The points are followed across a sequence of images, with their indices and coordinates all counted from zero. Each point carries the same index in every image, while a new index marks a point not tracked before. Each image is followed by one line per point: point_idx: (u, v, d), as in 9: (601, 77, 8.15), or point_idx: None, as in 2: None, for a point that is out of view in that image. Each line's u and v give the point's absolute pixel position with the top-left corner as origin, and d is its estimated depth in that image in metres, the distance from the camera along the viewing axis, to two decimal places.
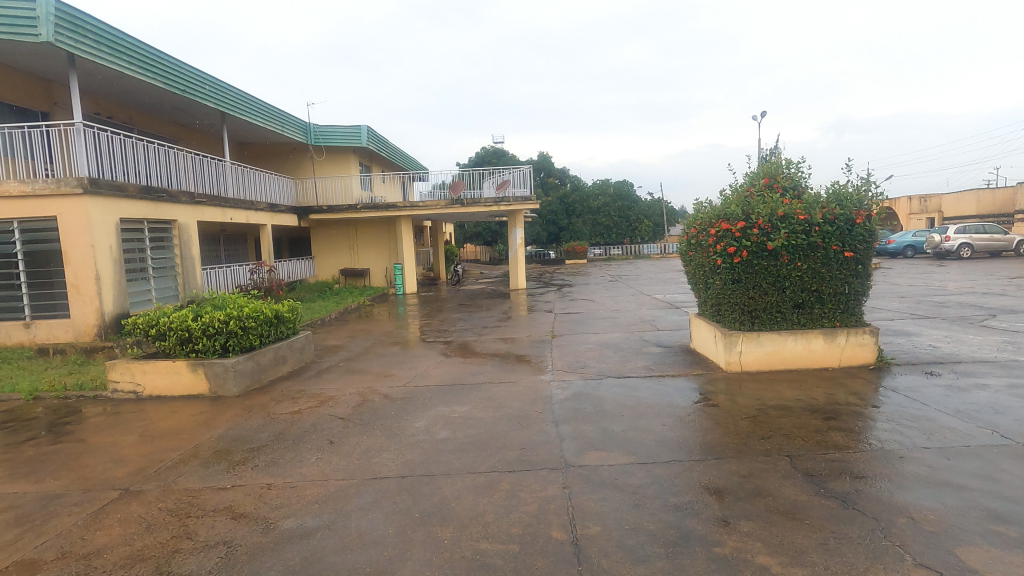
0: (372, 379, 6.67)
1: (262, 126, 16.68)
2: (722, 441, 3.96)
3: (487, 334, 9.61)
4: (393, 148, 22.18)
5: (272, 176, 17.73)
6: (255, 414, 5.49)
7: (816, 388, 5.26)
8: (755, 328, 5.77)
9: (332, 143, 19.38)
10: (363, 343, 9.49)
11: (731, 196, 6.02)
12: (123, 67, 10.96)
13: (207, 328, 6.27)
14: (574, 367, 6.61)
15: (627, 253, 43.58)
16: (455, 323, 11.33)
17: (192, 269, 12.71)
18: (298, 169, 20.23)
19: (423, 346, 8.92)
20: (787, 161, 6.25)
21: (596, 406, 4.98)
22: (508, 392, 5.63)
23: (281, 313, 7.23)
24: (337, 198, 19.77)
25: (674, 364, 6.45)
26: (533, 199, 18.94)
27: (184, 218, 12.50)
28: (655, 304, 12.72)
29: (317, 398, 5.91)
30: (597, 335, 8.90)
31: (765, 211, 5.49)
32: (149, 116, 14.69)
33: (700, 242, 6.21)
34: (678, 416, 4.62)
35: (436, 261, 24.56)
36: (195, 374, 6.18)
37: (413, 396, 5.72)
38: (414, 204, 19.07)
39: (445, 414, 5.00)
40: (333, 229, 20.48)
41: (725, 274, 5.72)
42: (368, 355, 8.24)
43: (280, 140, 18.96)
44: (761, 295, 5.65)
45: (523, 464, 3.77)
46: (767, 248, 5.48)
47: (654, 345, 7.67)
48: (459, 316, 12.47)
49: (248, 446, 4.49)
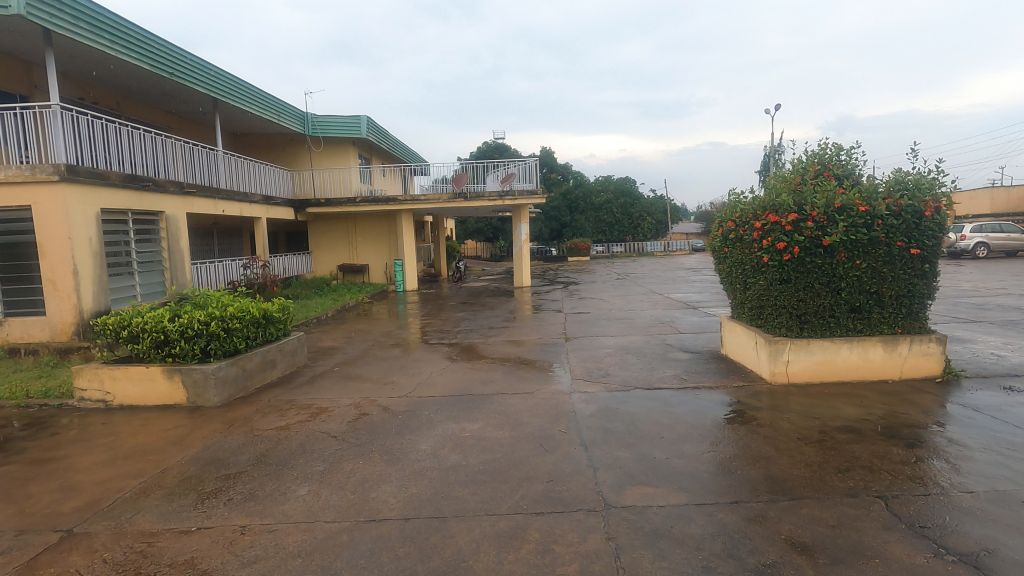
0: (371, 386, 6.00)
1: (257, 115, 15.95)
2: (792, 475, 3.29)
3: (495, 336, 8.90)
4: (393, 140, 21.50)
5: (267, 167, 17.02)
6: (237, 429, 4.82)
7: (881, 404, 4.58)
8: (804, 334, 5.11)
9: (330, 134, 18.68)
10: (360, 345, 8.77)
11: (776, 185, 5.33)
12: (105, 45, 10.25)
13: (186, 330, 5.58)
14: (596, 376, 5.93)
15: (630, 250, 42.97)
16: (458, 323, 10.63)
17: (181, 263, 12.02)
18: (295, 161, 19.49)
19: (426, 348, 8.24)
20: (837, 147, 5.58)
21: (629, 425, 4.30)
22: (524, 406, 4.94)
23: (270, 313, 6.53)
24: (336, 190, 19.24)
25: (709, 373, 5.76)
26: (539, 193, 18.16)
27: (172, 209, 11.77)
28: (671, 304, 12.01)
29: (308, 410, 5.24)
30: (614, 337, 8.21)
31: (820, 201, 4.81)
32: (136, 101, 13.95)
33: (739, 237, 5.53)
34: (728, 438, 3.95)
35: (437, 257, 23.87)
36: (171, 382, 5.51)
37: (416, 409, 5.04)
38: (415, 197, 18.35)
39: (455, 433, 4.32)
40: (331, 223, 19.77)
41: (772, 273, 5.04)
42: (367, 359, 7.56)
43: (276, 130, 18.25)
44: (813, 297, 4.98)
45: (552, 504, 3.10)
46: (822, 244, 4.81)
47: (680, 351, 6.97)
48: (464, 316, 11.75)
49: (222, 473, 3.81)
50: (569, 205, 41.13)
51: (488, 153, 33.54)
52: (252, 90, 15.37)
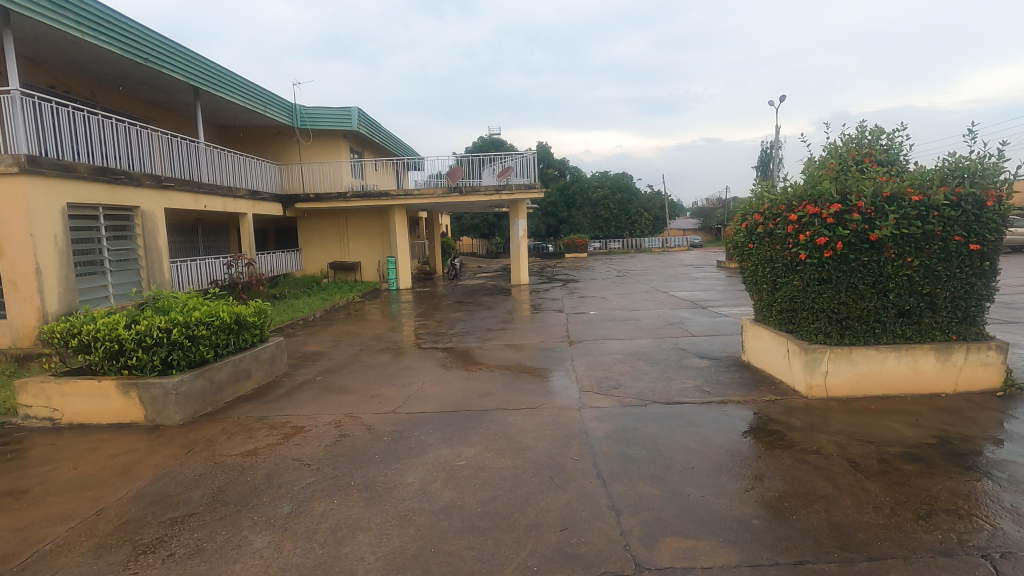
0: (356, 399, 5.37)
1: (242, 105, 15.22)
2: (864, 523, 2.66)
3: (493, 339, 8.25)
4: (386, 133, 20.79)
5: (253, 161, 16.31)
6: (197, 454, 4.17)
7: (941, 422, 3.96)
8: (845, 342, 4.51)
9: (320, 126, 17.98)
10: (347, 349, 8.10)
11: (813, 173, 4.71)
12: (68, 26, 9.58)
13: (143, 339, 4.93)
14: (607, 387, 5.30)
15: (627, 247, 42.44)
16: (453, 325, 9.97)
17: (159, 262, 11.32)
18: (283, 154, 18.75)
19: (418, 353, 7.61)
20: (879, 130, 4.97)
21: (653, 451, 3.69)
22: (529, 425, 4.30)
23: (244, 317, 5.88)
24: (326, 184, 18.53)
25: (734, 384, 5.13)
26: (537, 187, 17.53)
27: (148, 204, 11.07)
28: (678, 303, 11.39)
29: (282, 429, 4.61)
30: (621, 341, 7.60)
31: (867, 190, 4.19)
32: (113, 90, 13.24)
33: (770, 232, 4.92)
34: (775, 468, 3.33)
35: (432, 255, 23.24)
36: (127, 397, 4.86)
37: (405, 429, 4.40)
38: (409, 192, 17.66)
39: (449, 463, 3.68)
40: (321, 219, 19.07)
41: (810, 272, 4.43)
42: (353, 366, 6.93)
43: (263, 122, 17.54)
44: (857, 299, 4.37)
45: (570, 565, 2.48)
46: (869, 239, 4.20)
47: (697, 357, 6.35)
48: (460, 316, 11.09)
49: (169, 516, 3.17)
50: (567, 201, 40.43)
51: (483, 148, 32.80)
52: (236, 79, 14.64)
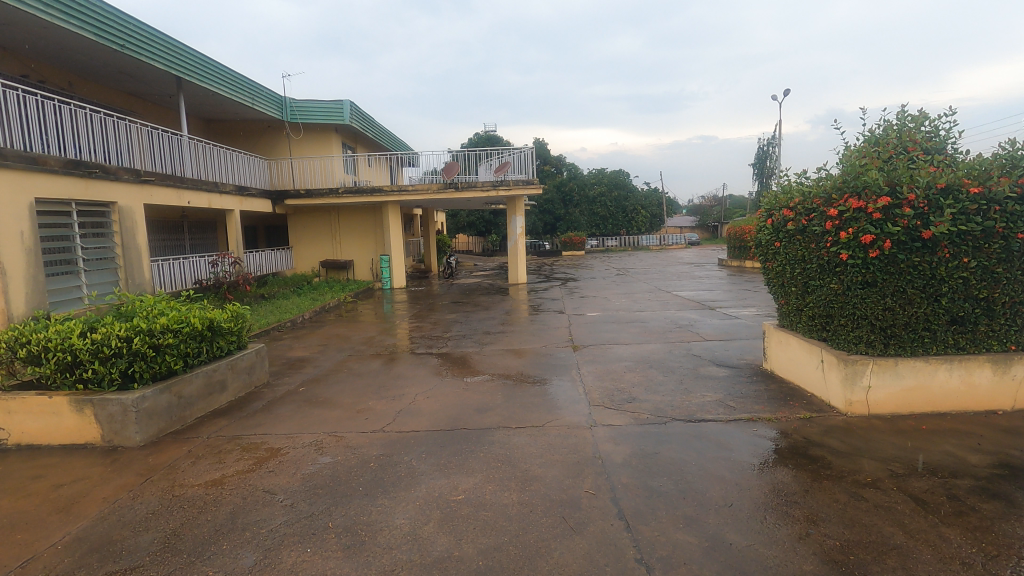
0: (342, 415, 4.85)
1: (228, 97, 14.62)
2: None
3: (492, 344, 7.72)
4: (379, 128, 20.22)
5: (241, 155, 15.70)
6: (155, 484, 3.63)
7: (1008, 446, 3.46)
8: (889, 353, 4.02)
9: (310, 120, 17.39)
10: (335, 355, 7.55)
11: (852, 162, 4.21)
12: (36, 8, 9.00)
13: (100, 350, 4.38)
14: (620, 401, 4.79)
15: (624, 245, 42.07)
16: (449, 328, 9.43)
17: (139, 261, 10.73)
18: (273, 150, 18.15)
19: (411, 359, 7.09)
20: (923, 116, 4.47)
21: (681, 483, 3.18)
22: (535, 449, 3.79)
23: (218, 323, 5.33)
24: (317, 180, 18.05)
25: (761, 398, 4.62)
26: (536, 183, 16.99)
27: (126, 200, 10.48)
28: (684, 304, 10.88)
29: (255, 451, 4.08)
30: (629, 346, 7.10)
31: (920, 181, 3.69)
32: (92, 80, 12.62)
33: (802, 229, 4.41)
34: (830, 508, 2.82)
35: (428, 253, 22.71)
36: (81, 415, 4.31)
37: (394, 453, 3.87)
38: (402, 188, 17.09)
39: (444, 498, 3.16)
40: (312, 216, 18.47)
41: (852, 274, 3.93)
42: (341, 374, 6.40)
43: (251, 116, 16.93)
44: (905, 305, 3.87)
45: None
46: (921, 237, 3.70)
47: (715, 366, 5.84)
48: (456, 318, 10.55)
49: (108, 571, 2.64)
50: (564, 198, 39.85)
51: (479, 143, 32.18)
52: (221, 69, 14.04)
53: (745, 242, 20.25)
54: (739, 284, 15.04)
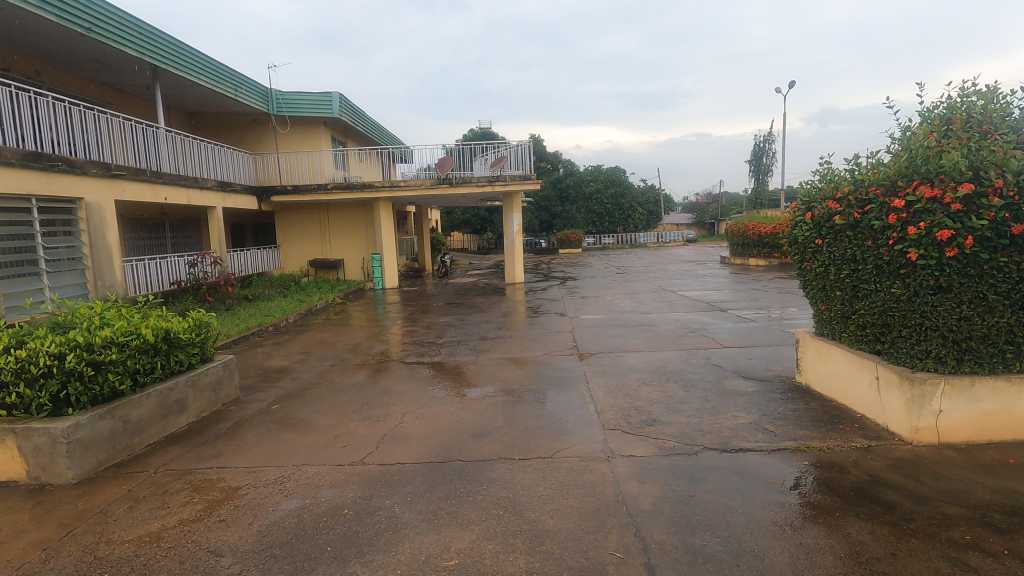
0: (317, 441, 4.18)
1: (209, 88, 13.84)
2: None
3: (489, 352, 7.05)
4: (370, 121, 19.49)
5: (223, 149, 14.94)
6: (76, 538, 2.95)
7: None
8: (962, 370, 3.38)
9: (298, 113, 16.64)
10: (317, 365, 6.87)
11: (920, 143, 3.55)
12: None
13: (29, 371, 3.71)
14: (639, 424, 4.13)
15: (621, 242, 41.50)
16: (443, 332, 8.75)
17: (109, 261, 9.98)
18: (258, 144, 17.36)
19: (400, 369, 6.42)
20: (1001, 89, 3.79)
21: (731, 545, 2.53)
22: (543, 491, 3.13)
23: (176, 334, 4.66)
24: (305, 176, 17.28)
25: (804, 420, 3.97)
26: (533, 178, 16.31)
27: (95, 195, 9.74)
28: (693, 306, 10.23)
29: (207, 492, 3.40)
30: (640, 354, 6.45)
31: (1012, 164, 3.04)
32: (60, 68, 11.81)
33: (856, 222, 3.77)
34: None
35: (421, 251, 22.01)
36: (3, 448, 3.63)
37: (374, 495, 3.20)
38: (394, 184, 16.37)
39: (432, 565, 2.50)
40: (300, 213, 17.73)
41: (921, 277, 3.29)
42: (322, 388, 5.73)
43: (235, 108, 16.18)
44: (986, 314, 3.22)
45: None
46: (1011, 233, 3.05)
47: (741, 379, 5.19)
48: (450, 321, 9.87)
49: None
50: (560, 194, 39.18)
51: (474, 138, 31.46)
52: (201, 57, 13.25)
53: (749, 240, 19.63)
54: (745, 283, 14.45)
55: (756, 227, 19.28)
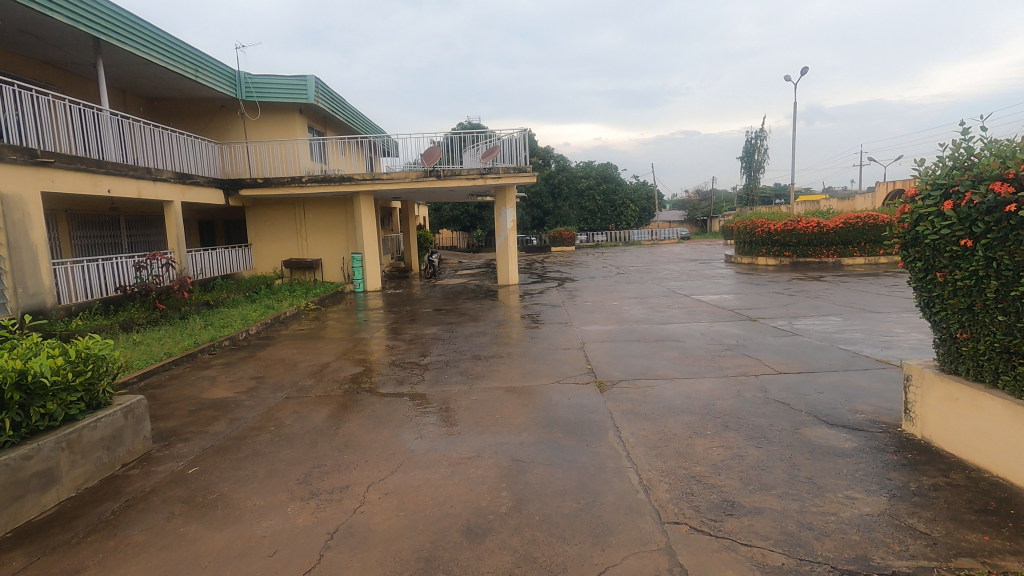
0: (233, 544, 2.79)
1: (164, 66, 12.22)
2: None
3: (485, 378, 5.67)
4: (350, 110, 18.00)
5: (183, 137, 13.41)
6: None
7: None
8: None
9: (269, 97, 15.11)
10: (268, 398, 5.47)
11: None
12: None
13: None
14: (712, 515, 2.80)
15: (614, 240, 40.40)
16: (428, 349, 7.34)
17: (33, 264, 8.45)
18: (226, 133, 15.83)
19: (371, 405, 5.04)
20: None
21: None
22: None
23: (39, 378, 3.25)
24: (278, 168, 15.83)
25: (965, 512, 2.65)
26: (529, 171, 14.92)
27: (13, 185, 8.20)
28: (716, 314, 8.93)
29: None
30: (675, 384, 5.12)
31: None
32: None
33: None
34: None
35: (407, 250, 20.58)
36: None
37: None
38: (376, 176, 14.94)
39: None
40: (274, 208, 16.21)
41: None
42: (265, 437, 4.33)
43: (198, 92, 14.61)
44: None
45: None
46: None
47: (824, 427, 3.89)
48: (437, 334, 8.45)
49: None
50: (552, 191, 38.03)
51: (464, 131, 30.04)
52: (153, 30, 11.63)
53: (757, 238, 18.45)
54: (761, 285, 13.24)
55: (765, 225, 18.13)
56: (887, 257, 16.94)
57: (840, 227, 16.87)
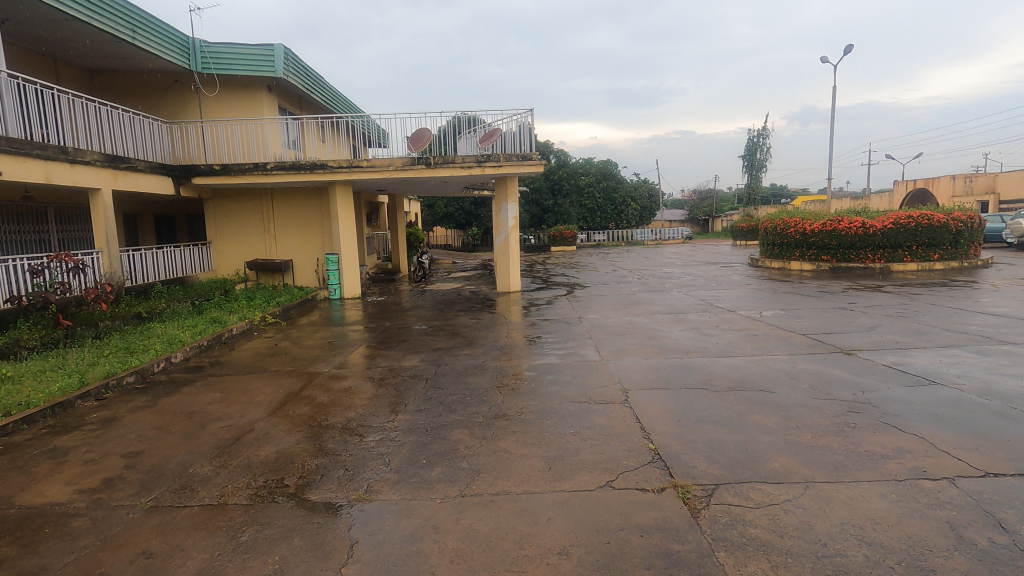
0: None
1: (91, 23, 9.84)
2: None
3: (488, 470, 3.47)
4: (328, 88, 15.63)
5: (119, 113, 11.11)
6: None
7: None
8: None
9: (230, 69, 12.80)
10: (121, 508, 3.23)
11: None
12: None
13: None
14: None
15: (615, 240, 38.33)
16: (403, 398, 5.11)
17: None
18: (180, 111, 13.54)
19: (283, 538, 2.81)
20: None
21: None
22: None
23: None
24: (239, 153, 13.61)
25: None
26: (535, 158, 12.59)
27: None
28: (789, 342, 6.76)
29: None
30: (823, 501, 2.90)
31: None
32: None
33: None
34: None
35: (395, 250, 18.38)
36: None
37: None
38: (355, 163, 12.66)
39: None
40: (237, 199, 13.95)
41: None
42: None
43: (142, 62, 12.25)
44: None
45: None
46: None
47: None
48: (419, 369, 6.23)
49: None
50: (552, 187, 36.06)
51: None
52: None
53: (789, 239, 16.30)
54: (810, 297, 11.11)
55: (799, 225, 15.97)
56: (941, 262, 14.87)
57: (888, 228, 14.75)
